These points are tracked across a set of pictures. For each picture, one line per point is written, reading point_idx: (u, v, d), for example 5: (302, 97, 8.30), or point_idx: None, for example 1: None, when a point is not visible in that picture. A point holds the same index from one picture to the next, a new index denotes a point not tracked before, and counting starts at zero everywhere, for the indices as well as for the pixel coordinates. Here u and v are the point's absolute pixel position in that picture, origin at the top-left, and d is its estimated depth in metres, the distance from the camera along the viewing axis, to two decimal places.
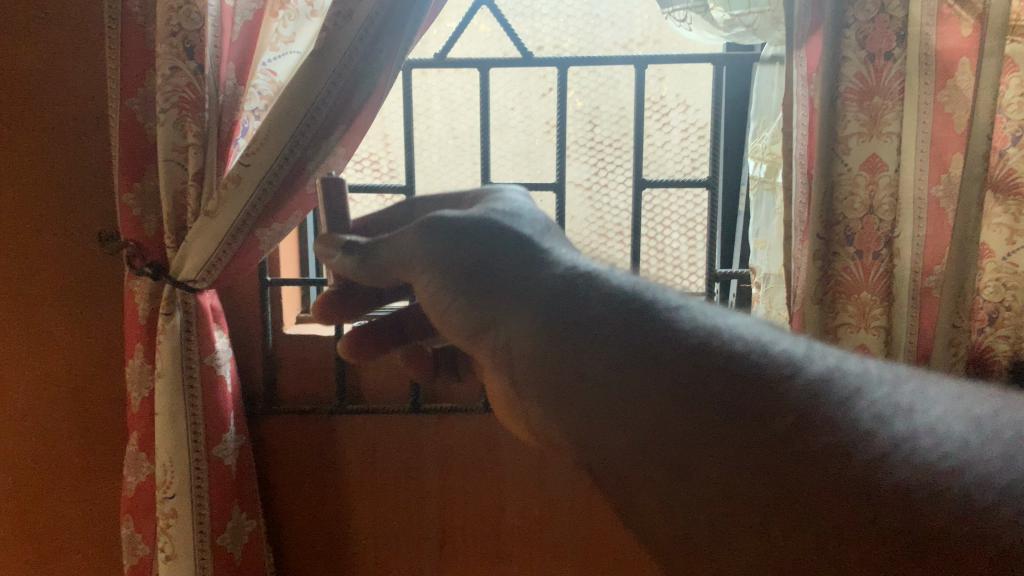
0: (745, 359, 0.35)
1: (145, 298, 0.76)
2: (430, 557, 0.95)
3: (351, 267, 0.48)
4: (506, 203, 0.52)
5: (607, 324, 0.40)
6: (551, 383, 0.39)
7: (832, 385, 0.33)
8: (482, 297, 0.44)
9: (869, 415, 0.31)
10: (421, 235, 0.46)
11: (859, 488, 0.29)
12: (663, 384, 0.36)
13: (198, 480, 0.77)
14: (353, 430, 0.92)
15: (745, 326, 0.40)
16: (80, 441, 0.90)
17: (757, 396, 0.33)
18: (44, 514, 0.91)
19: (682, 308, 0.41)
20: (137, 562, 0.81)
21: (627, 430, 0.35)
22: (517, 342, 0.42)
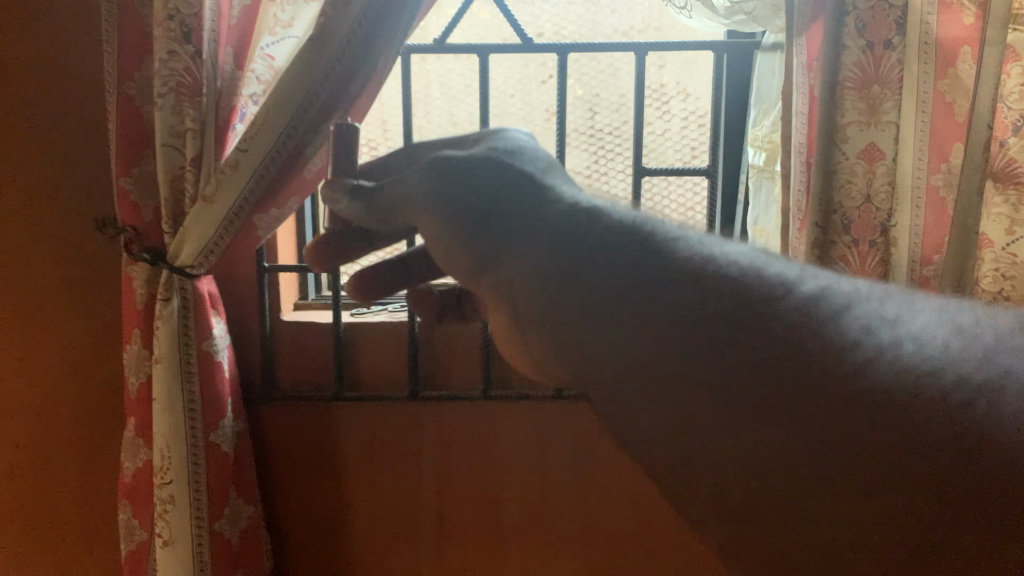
0: (734, 284, 0.40)
1: (142, 284, 0.76)
2: (428, 543, 0.96)
3: (359, 212, 0.50)
4: (508, 141, 0.54)
5: (613, 257, 0.43)
6: (556, 334, 0.42)
7: (817, 304, 0.38)
8: (487, 239, 0.47)
9: (854, 329, 0.36)
10: (430, 182, 0.48)
11: (860, 466, 0.29)
12: (660, 315, 0.39)
13: (196, 465, 0.77)
14: (353, 418, 0.92)
15: (742, 253, 0.44)
16: (79, 425, 0.90)
17: (749, 314, 0.38)
18: (43, 501, 0.92)
19: (678, 240, 0.44)
20: (134, 547, 0.81)
21: (631, 401, 0.37)
22: (523, 278, 0.45)
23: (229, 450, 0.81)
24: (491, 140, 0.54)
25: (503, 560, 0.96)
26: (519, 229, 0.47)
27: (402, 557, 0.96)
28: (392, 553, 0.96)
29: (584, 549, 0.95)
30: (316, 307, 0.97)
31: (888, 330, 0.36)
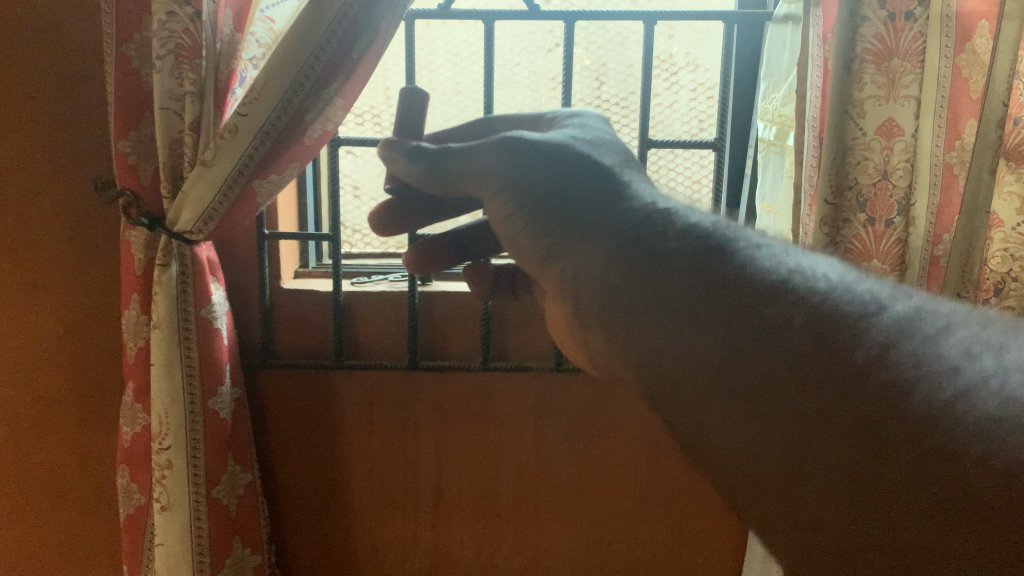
0: (819, 297, 0.38)
1: (141, 248, 0.75)
2: (427, 515, 0.96)
3: (418, 172, 0.53)
4: (584, 132, 0.57)
5: (680, 256, 0.43)
6: (620, 308, 0.44)
7: (912, 322, 0.35)
8: (554, 228, 0.50)
9: (955, 353, 0.32)
10: (499, 160, 0.51)
11: (897, 456, 0.30)
12: (741, 316, 0.38)
13: (194, 431, 0.77)
14: (354, 384, 0.91)
15: (833, 268, 0.42)
16: (76, 390, 0.90)
17: (834, 326, 0.36)
18: (38, 464, 0.91)
19: (753, 248, 0.44)
20: (132, 512, 0.81)
21: (685, 383, 0.38)
22: (580, 267, 0.47)
23: (226, 416, 0.80)
24: (568, 129, 0.57)
25: (501, 532, 0.96)
26: (582, 218, 0.49)
27: (399, 530, 0.96)
28: (391, 519, 0.96)
29: (582, 521, 0.96)
30: (315, 276, 0.96)
31: (983, 354, 0.32)
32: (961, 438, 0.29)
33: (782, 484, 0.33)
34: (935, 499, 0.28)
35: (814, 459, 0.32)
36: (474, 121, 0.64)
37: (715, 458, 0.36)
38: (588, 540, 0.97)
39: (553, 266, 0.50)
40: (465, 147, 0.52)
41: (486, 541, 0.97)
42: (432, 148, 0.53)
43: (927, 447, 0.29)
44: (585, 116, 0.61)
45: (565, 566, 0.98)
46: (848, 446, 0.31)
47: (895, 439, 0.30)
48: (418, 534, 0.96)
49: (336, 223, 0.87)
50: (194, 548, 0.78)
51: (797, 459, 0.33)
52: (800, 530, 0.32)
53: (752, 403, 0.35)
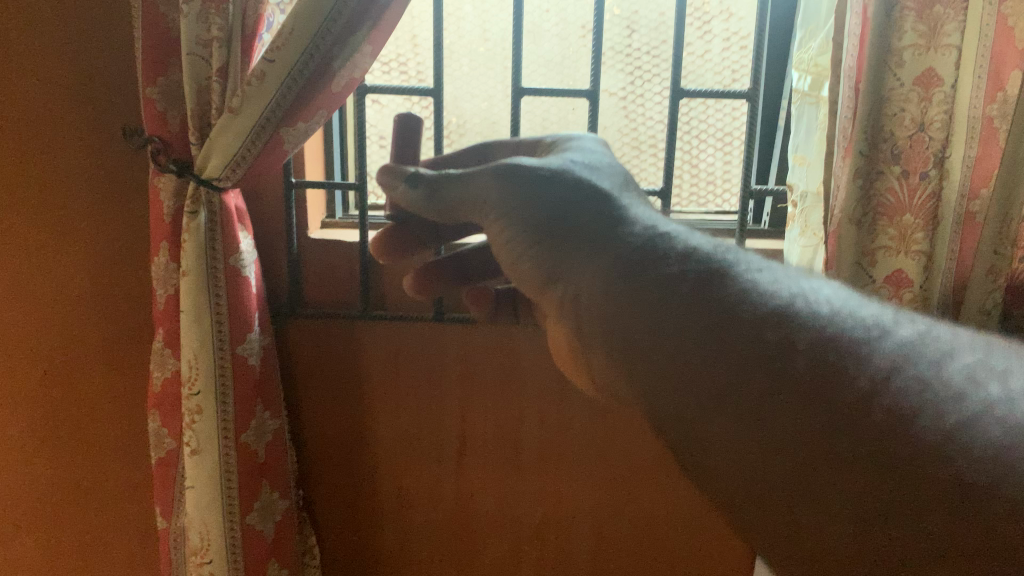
0: (821, 329, 0.39)
1: (169, 197, 0.76)
2: (450, 467, 0.97)
3: (417, 199, 0.55)
4: (584, 155, 0.59)
5: (683, 284, 0.45)
6: (621, 332, 0.46)
7: (917, 348, 0.37)
8: (555, 249, 0.52)
9: (944, 380, 0.34)
10: (497, 180, 0.53)
11: (902, 482, 0.32)
12: (739, 340, 0.40)
13: (224, 378, 0.79)
14: (379, 335, 0.92)
15: (832, 293, 0.43)
16: (109, 333, 0.91)
17: (824, 357, 0.37)
18: (75, 405, 0.94)
19: (752, 271, 0.46)
20: (164, 455, 0.83)
21: (695, 395, 0.40)
22: (584, 290, 0.49)
23: (255, 362, 0.81)
24: (570, 153, 0.59)
25: (522, 483, 0.98)
26: (586, 241, 0.51)
27: (424, 481, 0.98)
28: (414, 483, 0.98)
29: (603, 474, 0.97)
30: (342, 226, 0.96)
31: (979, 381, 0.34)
32: (957, 469, 0.31)
33: (787, 501, 0.35)
34: (937, 530, 0.30)
35: (821, 480, 0.34)
36: (477, 146, 0.66)
37: (716, 470, 0.38)
38: (609, 495, 0.98)
39: (557, 289, 0.52)
40: (464, 176, 0.54)
41: (509, 494, 0.98)
42: (429, 175, 0.55)
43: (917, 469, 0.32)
44: (584, 140, 0.63)
45: (588, 518, 0.99)
46: (850, 466, 0.33)
47: (903, 463, 0.32)
48: (440, 491, 0.98)
49: (361, 173, 0.86)
50: (223, 490, 0.80)
51: (800, 472, 0.35)
52: (800, 544, 0.34)
53: (774, 416, 0.37)
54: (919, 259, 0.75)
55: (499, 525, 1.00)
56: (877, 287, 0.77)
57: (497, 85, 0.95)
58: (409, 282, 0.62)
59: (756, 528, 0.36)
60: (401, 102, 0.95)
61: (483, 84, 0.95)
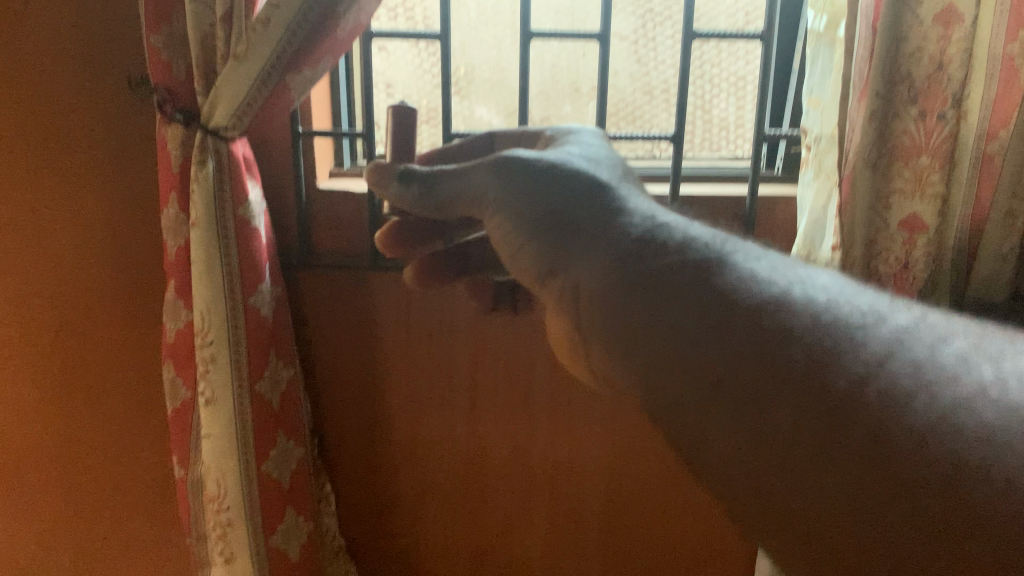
0: (768, 299, 0.48)
1: (176, 146, 0.75)
2: (462, 418, 0.98)
3: (416, 199, 0.62)
4: (581, 149, 0.68)
5: (653, 268, 0.54)
6: (620, 319, 0.53)
7: (908, 332, 0.43)
8: (556, 242, 0.60)
9: (885, 335, 0.42)
10: (493, 172, 0.61)
11: (898, 470, 0.37)
12: (739, 333, 0.46)
13: (236, 328, 0.79)
14: (390, 285, 0.92)
15: (822, 281, 0.50)
16: (123, 286, 0.92)
17: (771, 323, 0.46)
18: (90, 357, 0.94)
19: (724, 254, 0.54)
20: (179, 406, 0.84)
21: (694, 372, 0.47)
22: (579, 280, 0.58)
23: (267, 313, 0.82)
24: (567, 148, 0.68)
25: (534, 434, 0.99)
26: (575, 232, 0.59)
27: (438, 431, 0.99)
28: (428, 441, 0.99)
29: (611, 424, 0.99)
30: (350, 175, 0.96)
31: (930, 345, 0.41)
32: (947, 449, 0.36)
33: (791, 494, 0.40)
34: (933, 515, 0.35)
35: (822, 474, 0.39)
36: (480, 135, 0.75)
37: (727, 461, 0.44)
38: (621, 445, 1.00)
39: (557, 281, 0.60)
40: (459, 170, 0.62)
41: (521, 445, 0.99)
42: (429, 171, 0.62)
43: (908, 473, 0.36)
44: (578, 134, 0.72)
45: (598, 466, 1.01)
46: (846, 460, 0.38)
47: (894, 454, 0.37)
48: (455, 444, 0.99)
49: (369, 121, 0.86)
50: (239, 439, 0.81)
51: (805, 468, 0.40)
52: (805, 535, 0.39)
53: (773, 404, 0.43)
54: (934, 202, 0.74)
55: (511, 474, 1.01)
56: (893, 232, 0.76)
57: (506, 31, 0.93)
58: (411, 272, 0.74)
59: (769, 518, 0.41)
60: (408, 49, 0.94)
61: (491, 30, 0.94)
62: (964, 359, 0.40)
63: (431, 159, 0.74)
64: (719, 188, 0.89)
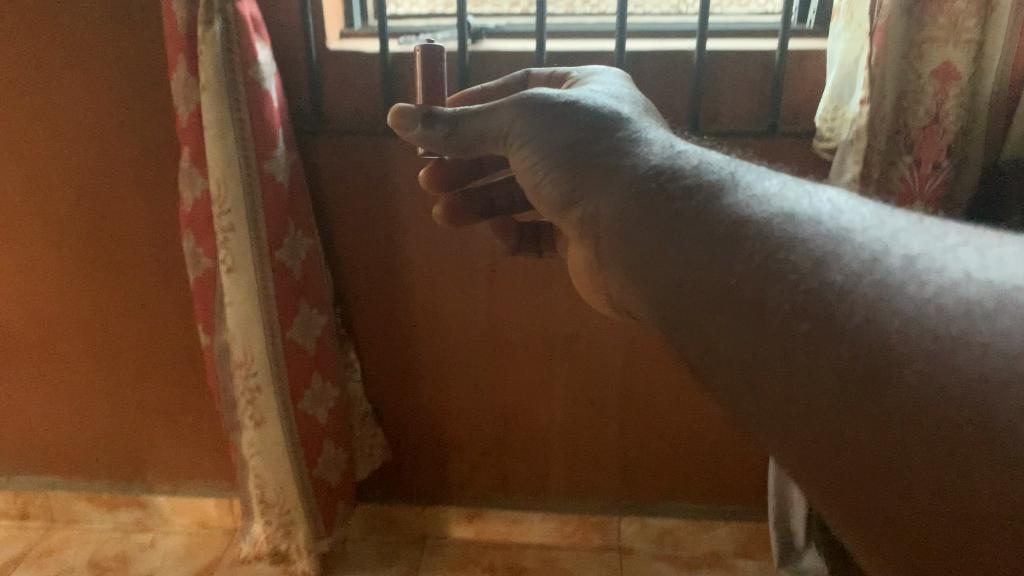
0: (787, 228, 0.37)
1: (181, 6, 0.73)
2: (481, 293, 0.96)
3: (437, 138, 0.52)
4: (604, 86, 0.56)
5: (678, 193, 0.42)
6: (639, 250, 0.42)
7: (934, 268, 0.34)
8: (579, 175, 0.46)
9: (899, 255, 0.35)
10: (517, 110, 0.49)
11: (947, 434, 0.29)
12: (744, 271, 0.37)
13: (253, 196, 0.78)
14: (406, 151, 0.89)
15: (844, 208, 0.40)
16: (130, 163, 0.88)
17: (774, 242, 0.37)
18: (105, 236, 0.93)
19: (762, 190, 0.41)
20: (200, 276, 0.84)
21: (700, 303, 0.38)
22: (605, 213, 0.44)
23: (282, 181, 0.81)
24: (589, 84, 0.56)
25: (553, 315, 0.96)
26: (601, 153, 0.46)
27: (457, 305, 0.97)
28: (448, 316, 0.98)
29: None
30: (362, 37, 0.92)
31: (935, 257, 0.35)
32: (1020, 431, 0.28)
33: (810, 445, 0.32)
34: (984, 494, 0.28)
35: (845, 422, 0.31)
36: (514, 75, 0.64)
37: (728, 384, 0.36)
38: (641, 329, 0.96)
39: (576, 211, 0.47)
40: (484, 109, 0.51)
41: (538, 326, 0.97)
42: (448, 112, 0.52)
43: (897, 465, 0.30)
44: (606, 74, 0.60)
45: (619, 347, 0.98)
46: (875, 414, 0.31)
47: (941, 419, 0.29)
48: (473, 321, 0.98)
49: None
50: (263, 309, 0.82)
51: (826, 413, 0.32)
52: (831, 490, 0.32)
53: (782, 347, 0.34)
54: (969, 48, 0.69)
55: (530, 353, 0.99)
56: (923, 85, 0.71)
57: None
58: (439, 211, 0.62)
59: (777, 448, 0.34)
60: None
61: None
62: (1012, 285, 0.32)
63: (460, 100, 0.63)
64: (748, 43, 0.85)
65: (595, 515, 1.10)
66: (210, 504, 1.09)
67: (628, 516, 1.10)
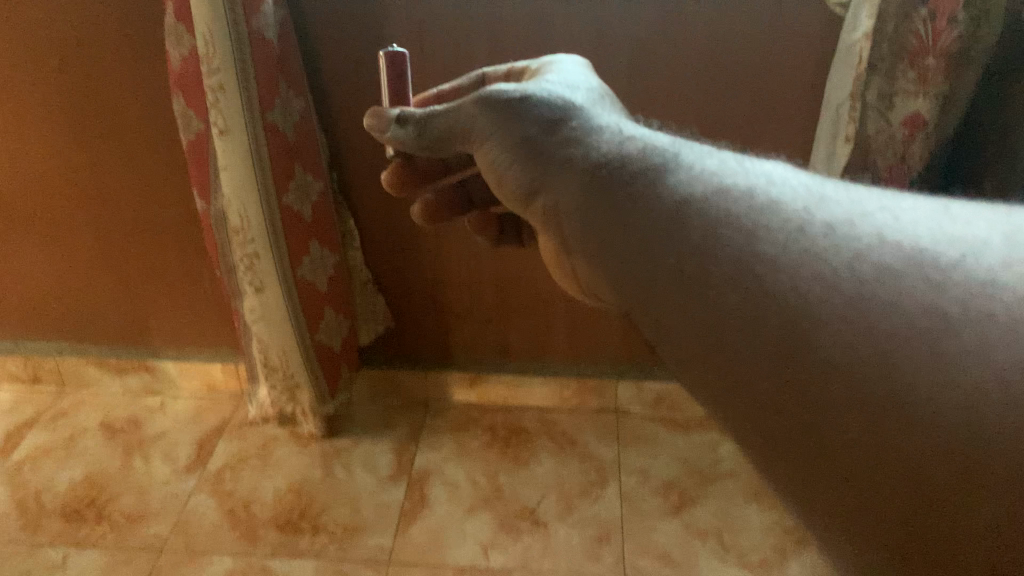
0: (717, 200, 0.36)
1: None
2: None
3: (408, 140, 0.47)
4: (567, 70, 0.51)
5: (627, 176, 0.40)
6: (601, 240, 0.40)
7: (851, 234, 0.33)
8: (541, 166, 0.43)
9: (819, 221, 0.34)
10: (478, 107, 0.45)
11: (869, 428, 0.29)
12: (675, 252, 0.36)
13: (242, 54, 0.75)
14: (401, 9, 0.84)
15: (780, 174, 0.39)
16: (115, 21, 0.84)
17: (695, 219, 0.36)
18: (94, 97, 0.90)
19: (704, 165, 0.40)
20: (194, 137, 0.83)
21: (653, 288, 0.37)
22: (563, 202, 0.42)
23: (272, 38, 0.78)
24: (552, 70, 0.51)
25: None
26: (554, 131, 0.43)
27: None
28: None
29: None
30: None
31: (854, 217, 0.34)
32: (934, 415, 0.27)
33: (758, 445, 0.32)
34: (915, 493, 0.28)
35: (781, 423, 0.31)
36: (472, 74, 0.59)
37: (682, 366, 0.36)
38: None
39: (537, 201, 0.44)
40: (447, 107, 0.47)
41: None
42: (412, 114, 0.47)
43: (843, 452, 0.29)
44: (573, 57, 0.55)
45: None
46: (803, 417, 0.30)
47: (861, 410, 0.29)
48: None
49: None
50: (256, 173, 0.80)
51: (764, 414, 0.32)
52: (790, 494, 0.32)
53: (713, 331, 0.34)
54: None
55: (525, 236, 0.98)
56: None
57: None
58: (418, 210, 0.56)
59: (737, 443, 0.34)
60: None
61: None
62: (937, 243, 0.31)
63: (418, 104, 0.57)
64: None
65: (593, 379, 1.12)
66: (217, 369, 1.11)
67: (625, 379, 1.12)
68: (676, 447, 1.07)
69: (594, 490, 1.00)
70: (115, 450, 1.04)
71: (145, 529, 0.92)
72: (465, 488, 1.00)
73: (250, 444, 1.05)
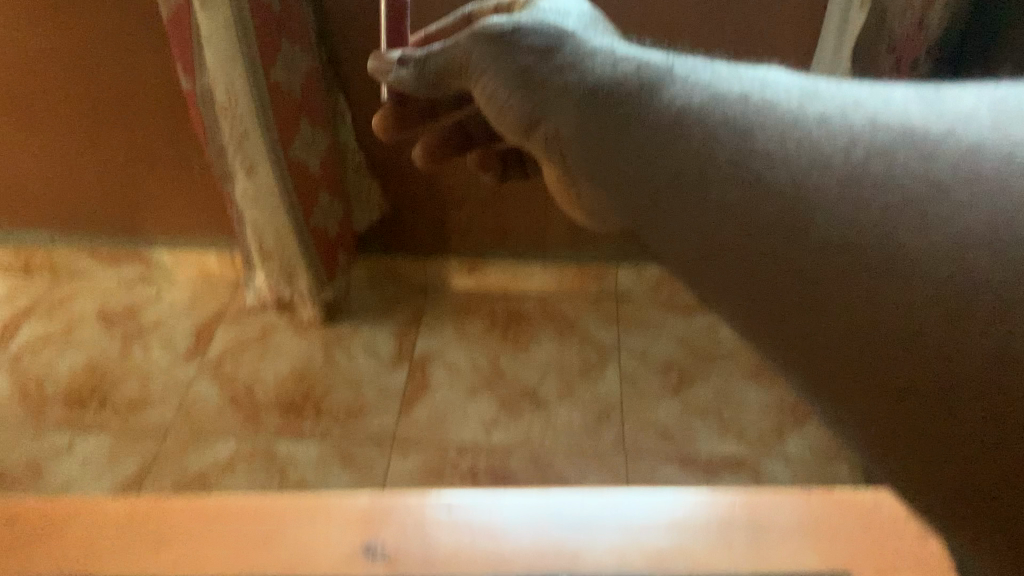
0: (769, 142, 0.28)
1: None
2: None
3: (408, 82, 0.40)
4: None
5: (651, 114, 0.31)
6: (616, 182, 0.33)
7: (939, 167, 0.25)
8: (547, 105, 0.35)
9: (895, 147, 0.26)
10: (471, 39, 0.37)
11: (940, 414, 0.23)
12: (713, 208, 0.28)
13: None
14: None
15: (858, 91, 0.29)
16: None
17: (745, 164, 0.28)
18: None
19: (719, 74, 0.32)
20: (172, 13, 0.75)
21: (675, 238, 0.30)
22: (563, 132, 0.34)
23: None
24: None
25: None
26: (547, 55, 0.35)
27: None
28: None
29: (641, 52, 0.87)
30: None
31: (944, 137, 0.26)
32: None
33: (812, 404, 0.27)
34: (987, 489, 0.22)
35: (838, 397, 0.25)
36: None
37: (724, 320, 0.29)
38: None
39: (536, 132, 0.36)
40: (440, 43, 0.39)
41: None
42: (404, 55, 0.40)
43: (908, 436, 0.24)
44: None
45: None
46: (862, 397, 0.25)
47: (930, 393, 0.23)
48: None
49: None
50: (242, 48, 0.77)
51: (818, 389, 0.26)
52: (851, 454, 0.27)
53: (758, 293, 0.27)
54: None
55: None
56: None
57: None
58: (420, 155, 0.44)
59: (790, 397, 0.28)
60: None
61: None
62: (1019, 136, 0.25)
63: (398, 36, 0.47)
64: None
65: (593, 266, 1.10)
66: (212, 257, 1.10)
67: (625, 265, 1.10)
68: (675, 329, 1.07)
69: (594, 371, 1.01)
70: (112, 338, 1.03)
71: (149, 414, 0.94)
72: (466, 371, 1.01)
73: (248, 330, 1.04)
